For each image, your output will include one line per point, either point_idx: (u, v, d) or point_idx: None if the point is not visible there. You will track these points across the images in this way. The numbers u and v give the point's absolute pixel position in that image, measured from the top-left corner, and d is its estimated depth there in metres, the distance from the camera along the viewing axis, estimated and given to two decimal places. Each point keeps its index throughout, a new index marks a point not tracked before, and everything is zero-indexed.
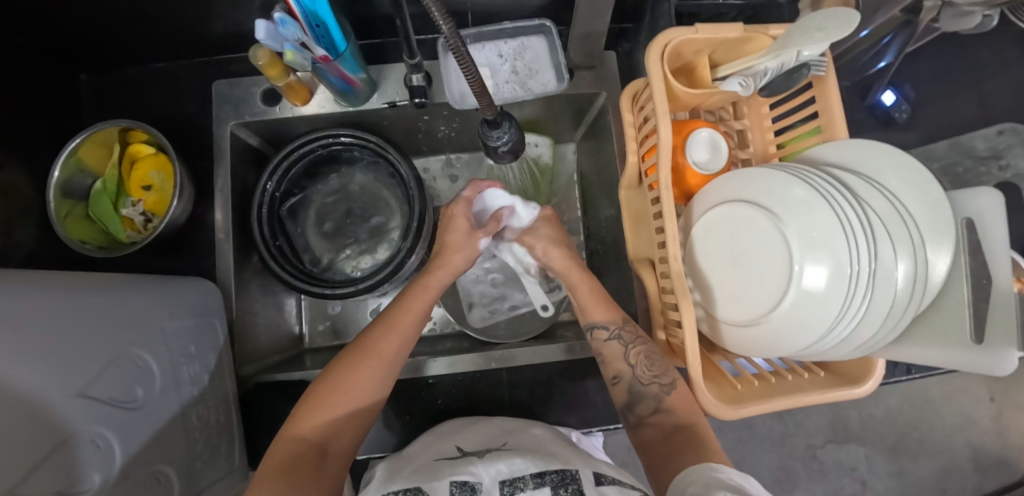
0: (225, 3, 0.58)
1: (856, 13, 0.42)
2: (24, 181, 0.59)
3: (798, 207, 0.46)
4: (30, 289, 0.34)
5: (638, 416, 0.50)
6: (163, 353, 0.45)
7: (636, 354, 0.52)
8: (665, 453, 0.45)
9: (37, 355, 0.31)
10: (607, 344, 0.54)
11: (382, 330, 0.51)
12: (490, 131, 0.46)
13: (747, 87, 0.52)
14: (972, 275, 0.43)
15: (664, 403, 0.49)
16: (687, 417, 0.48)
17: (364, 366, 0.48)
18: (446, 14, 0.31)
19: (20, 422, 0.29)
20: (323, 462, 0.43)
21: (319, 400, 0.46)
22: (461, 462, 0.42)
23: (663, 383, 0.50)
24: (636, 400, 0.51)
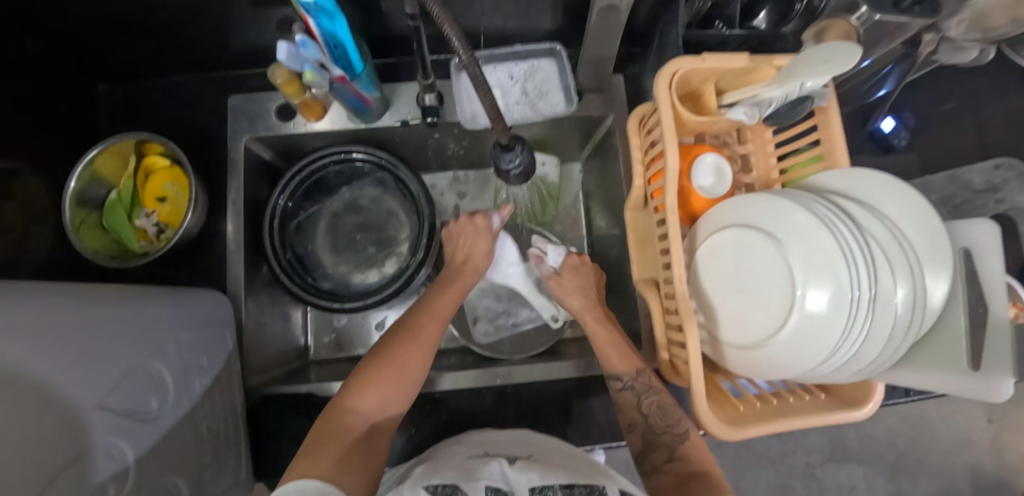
0: (246, 21, 0.59)
1: (857, 48, 0.45)
2: (40, 189, 0.60)
3: (800, 232, 0.48)
4: (53, 302, 0.35)
5: (653, 465, 0.50)
6: (175, 364, 0.46)
7: (650, 404, 0.52)
8: (679, 491, 0.45)
9: (62, 367, 0.32)
10: (622, 394, 0.54)
11: (424, 317, 0.56)
12: (503, 154, 0.47)
13: (752, 116, 0.54)
14: (970, 305, 0.44)
15: (678, 452, 0.49)
16: (702, 465, 0.47)
17: (411, 347, 0.52)
18: (463, 37, 0.34)
19: (47, 433, 0.30)
20: (370, 437, 0.46)
21: (363, 382, 0.49)
22: (492, 465, 0.43)
23: (677, 433, 0.50)
24: (649, 449, 0.51)
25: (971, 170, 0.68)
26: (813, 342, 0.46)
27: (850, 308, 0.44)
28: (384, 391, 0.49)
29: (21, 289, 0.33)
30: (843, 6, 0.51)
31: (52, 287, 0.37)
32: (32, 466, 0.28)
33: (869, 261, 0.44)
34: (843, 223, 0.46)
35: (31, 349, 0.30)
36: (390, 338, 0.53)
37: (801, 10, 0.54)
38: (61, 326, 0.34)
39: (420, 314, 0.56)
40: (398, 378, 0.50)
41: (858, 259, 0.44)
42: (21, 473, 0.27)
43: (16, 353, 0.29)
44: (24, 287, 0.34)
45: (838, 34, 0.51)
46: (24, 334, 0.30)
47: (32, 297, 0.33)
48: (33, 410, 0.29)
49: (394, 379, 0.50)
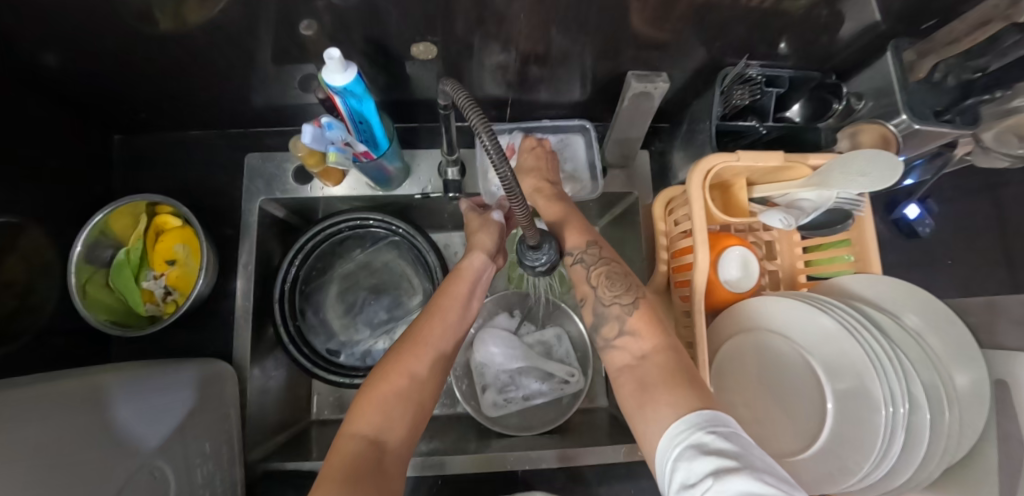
0: (273, 83, 0.59)
1: (899, 162, 0.44)
2: (46, 243, 0.58)
3: (826, 337, 0.47)
4: (48, 424, 0.32)
5: (604, 339, 0.46)
6: (178, 453, 0.44)
7: (597, 275, 0.48)
8: (638, 394, 0.40)
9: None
10: (571, 268, 0.50)
11: (423, 319, 0.49)
12: (529, 251, 0.46)
13: (790, 224, 0.49)
14: (1004, 436, 0.43)
15: (627, 326, 0.44)
16: (654, 338, 0.43)
17: (405, 355, 0.45)
18: (496, 144, 0.33)
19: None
20: (380, 460, 0.38)
21: (371, 397, 0.42)
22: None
23: (625, 303, 0.45)
24: (600, 323, 0.46)
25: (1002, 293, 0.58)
26: (846, 459, 0.44)
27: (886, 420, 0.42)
28: (388, 406, 0.42)
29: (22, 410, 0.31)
30: (879, 111, 0.51)
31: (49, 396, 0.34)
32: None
33: (900, 369, 0.43)
34: (868, 331, 0.45)
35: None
36: (393, 350, 0.47)
37: (838, 110, 0.54)
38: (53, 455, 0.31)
39: (424, 319, 0.49)
40: (403, 393, 0.43)
41: (888, 368, 0.43)
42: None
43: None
44: (22, 401, 0.32)
45: (872, 136, 0.50)
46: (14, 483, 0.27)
47: (29, 422, 0.31)
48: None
49: (399, 393, 0.43)
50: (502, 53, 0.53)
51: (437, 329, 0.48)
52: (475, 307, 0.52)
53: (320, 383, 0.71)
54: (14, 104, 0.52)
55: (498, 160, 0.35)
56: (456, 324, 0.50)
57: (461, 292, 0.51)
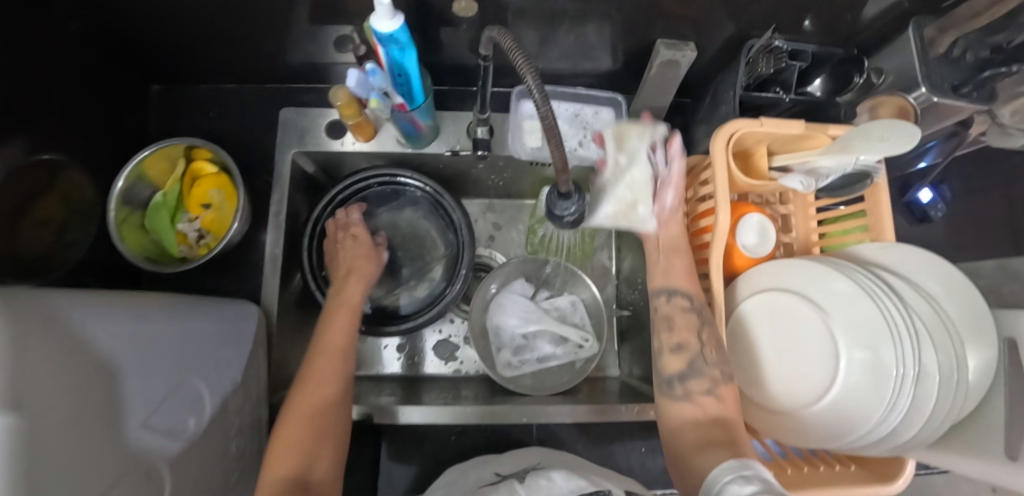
0: (310, 39, 0.60)
1: (916, 131, 0.47)
2: (86, 182, 0.60)
3: (844, 303, 0.48)
4: (77, 336, 0.32)
5: (686, 390, 0.50)
6: (214, 382, 0.46)
7: (706, 333, 0.51)
8: (701, 443, 0.46)
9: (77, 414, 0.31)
10: (681, 312, 0.53)
11: (316, 355, 0.52)
12: (559, 201, 0.48)
13: (807, 186, 0.55)
14: (1011, 391, 0.44)
15: (717, 389, 0.49)
16: (730, 412, 0.48)
17: (307, 393, 0.48)
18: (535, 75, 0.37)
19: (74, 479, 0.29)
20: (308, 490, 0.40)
21: (284, 438, 0.44)
22: (503, 486, 0.50)
23: (723, 372, 0.50)
24: (689, 376, 0.50)
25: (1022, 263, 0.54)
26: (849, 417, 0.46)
27: (895, 386, 0.43)
28: (306, 442, 0.44)
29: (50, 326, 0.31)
30: (901, 84, 0.52)
31: (79, 312, 0.34)
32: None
33: (914, 335, 0.44)
34: (887, 295, 0.46)
35: (70, 386, 0.31)
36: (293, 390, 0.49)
37: (858, 84, 0.55)
38: (81, 369, 0.32)
39: (313, 356, 0.52)
40: (314, 424, 0.45)
41: (903, 334, 0.44)
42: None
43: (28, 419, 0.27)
44: (66, 308, 0.33)
45: (890, 109, 0.52)
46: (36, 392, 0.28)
47: (82, 328, 0.33)
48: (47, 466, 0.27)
49: (309, 426, 0.45)
50: (535, 20, 0.55)
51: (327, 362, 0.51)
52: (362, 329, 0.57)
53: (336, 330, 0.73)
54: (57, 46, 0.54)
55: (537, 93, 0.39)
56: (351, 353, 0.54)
57: (347, 321, 0.56)
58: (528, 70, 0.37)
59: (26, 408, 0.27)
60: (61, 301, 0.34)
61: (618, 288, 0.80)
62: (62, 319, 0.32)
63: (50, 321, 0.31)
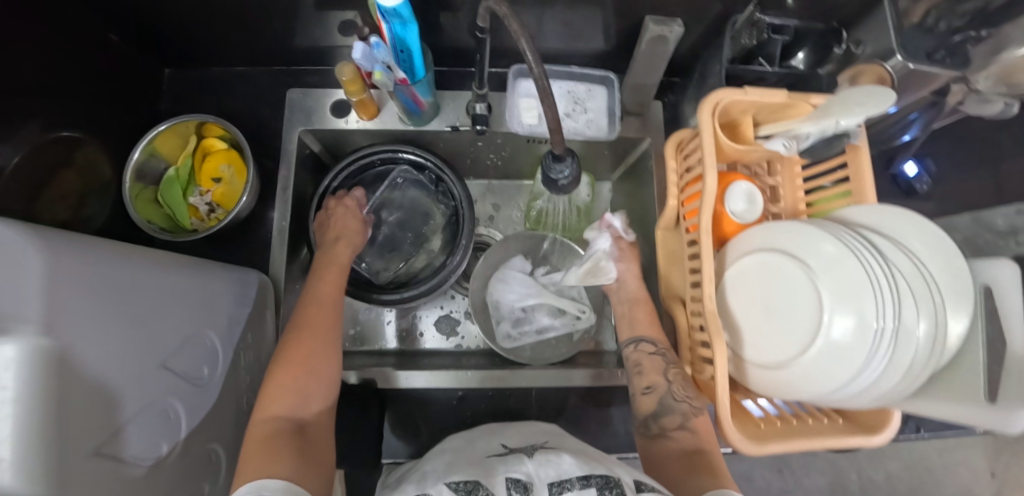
0: (314, 22, 0.63)
1: (891, 93, 0.47)
2: (103, 160, 0.63)
3: (829, 262, 0.49)
4: (117, 276, 0.36)
5: (662, 428, 0.56)
6: (224, 335, 0.48)
7: (673, 372, 0.58)
8: (686, 472, 0.51)
9: (112, 344, 0.34)
10: (650, 357, 0.60)
11: (310, 308, 0.56)
12: (554, 164, 0.51)
13: (790, 148, 0.56)
14: (987, 339, 0.46)
15: (690, 422, 0.55)
16: (704, 440, 0.54)
17: (301, 339, 0.52)
18: (535, 54, 0.43)
19: (101, 403, 0.33)
20: (301, 434, 0.45)
21: (277, 384, 0.48)
22: (512, 461, 0.47)
23: (693, 404, 0.56)
24: (663, 413, 0.56)
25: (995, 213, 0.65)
26: (828, 371, 0.48)
27: (873, 340, 0.45)
28: (300, 387, 0.48)
29: (93, 262, 0.34)
30: (878, 53, 0.54)
31: (121, 255, 0.38)
32: (77, 437, 0.31)
33: (894, 292, 0.46)
34: (870, 255, 0.48)
35: (104, 320, 0.33)
36: (285, 337, 0.53)
37: (838, 54, 0.58)
38: (110, 307, 0.35)
39: (302, 309, 0.56)
40: (304, 371, 0.50)
41: (885, 292, 0.46)
42: (59, 456, 0.29)
43: (65, 343, 0.30)
44: (97, 252, 0.35)
45: (870, 78, 0.55)
46: (76, 321, 0.31)
47: (110, 269, 0.35)
48: (78, 388, 0.31)
49: (299, 372, 0.49)
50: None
51: (322, 315, 0.56)
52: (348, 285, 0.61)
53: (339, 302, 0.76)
54: (73, 30, 0.57)
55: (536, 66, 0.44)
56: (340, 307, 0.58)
57: (336, 278, 0.60)
58: (532, 54, 0.43)
59: (64, 333, 0.30)
60: (96, 244, 0.36)
61: None
62: (92, 260, 0.34)
63: (82, 261, 0.33)
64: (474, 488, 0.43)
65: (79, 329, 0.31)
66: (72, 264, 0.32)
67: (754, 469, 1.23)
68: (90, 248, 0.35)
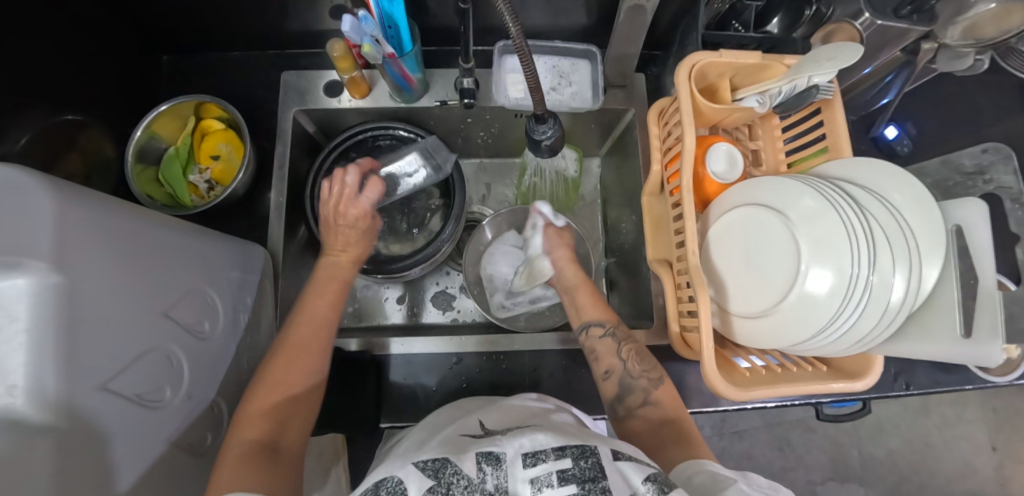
0: (305, 5, 0.66)
1: (860, 47, 0.48)
2: (104, 140, 0.66)
3: (808, 214, 0.51)
4: (125, 225, 0.38)
5: (627, 408, 0.53)
6: (223, 295, 0.50)
7: (626, 350, 0.56)
8: (654, 447, 0.49)
9: (121, 288, 0.36)
10: (601, 340, 0.57)
11: (297, 327, 0.53)
12: (537, 126, 0.53)
13: (762, 104, 0.58)
14: (962, 276, 0.47)
15: (652, 397, 0.53)
16: (672, 411, 0.52)
17: (281, 362, 0.49)
18: (515, 19, 0.42)
19: (110, 341, 0.35)
20: (277, 454, 0.43)
21: (256, 406, 0.46)
22: (486, 438, 0.45)
23: (652, 378, 0.54)
24: (626, 394, 0.54)
25: (961, 154, 0.69)
26: (807, 318, 0.49)
27: (848, 287, 0.47)
28: (276, 409, 0.46)
29: (104, 210, 0.36)
30: (848, 14, 0.55)
31: (131, 209, 0.39)
32: (89, 369, 0.33)
33: (870, 243, 0.47)
34: (849, 206, 0.49)
35: (112, 264, 0.35)
36: (273, 354, 0.50)
37: (809, 16, 0.59)
38: (121, 254, 0.37)
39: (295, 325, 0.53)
40: (289, 396, 0.48)
41: (860, 239, 0.47)
42: (73, 383, 0.31)
43: (80, 280, 0.32)
44: (106, 201, 0.37)
45: (842, 37, 0.56)
46: (90, 260, 0.33)
47: (119, 218, 0.37)
48: (91, 323, 0.33)
49: (283, 396, 0.47)
50: None
51: (308, 333, 0.52)
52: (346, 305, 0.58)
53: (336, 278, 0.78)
54: (75, 15, 0.60)
55: (518, 36, 0.44)
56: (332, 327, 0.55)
57: (330, 296, 0.57)
58: (515, 27, 0.43)
59: (77, 270, 0.32)
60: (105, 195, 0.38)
61: (605, 238, 0.84)
62: (103, 207, 0.36)
63: (96, 208, 0.35)
64: (441, 466, 0.40)
65: (92, 268, 0.33)
66: (85, 206, 0.34)
67: (755, 448, 1.24)
68: (100, 196, 0.37)
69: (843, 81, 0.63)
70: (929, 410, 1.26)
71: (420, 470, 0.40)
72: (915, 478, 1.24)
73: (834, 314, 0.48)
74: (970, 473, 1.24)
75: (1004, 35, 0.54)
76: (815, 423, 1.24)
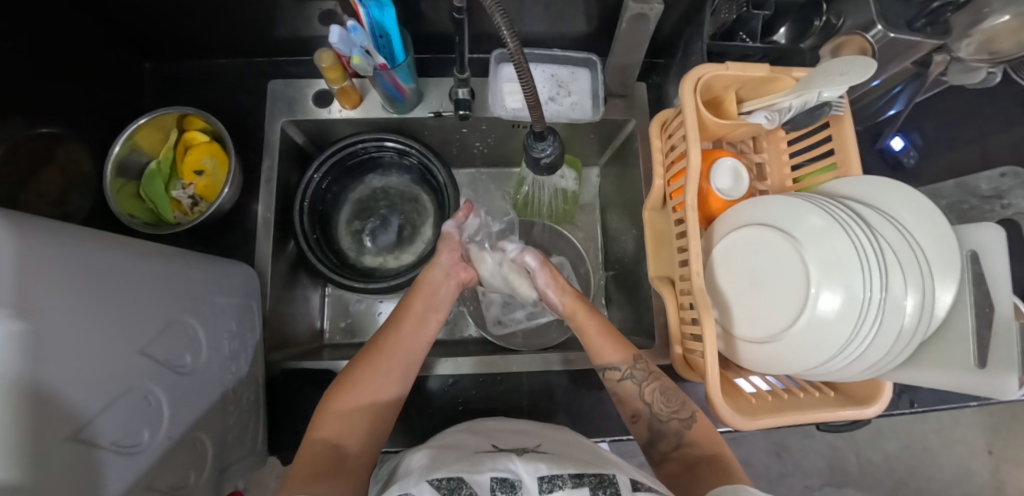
0: (293, 11, 0.63)
1: (874, 63, 0.46)
2: (82, 154, 0.63)
3: (815, 234, 0.49)
4: (98, 260, 0.35)
5: (662, 453, 0.52)
6: (205, 322, 0.48)
7: (651, 391, 0.53)
8: (692, 482, 0.47)
9: (94, 328, 0.34)
10: (621, 384, 0.55)
11: (387, 334, 0.56)
12: (536, 143, 0.51)
13: (772, 121, 0.56)
14: (976, 304, 0.45)
15: (686, 438, 0.51)
16: (711, 448, 0.50)
17: (366, 365, 0.52)
18: (514, 36, 0.40)
19: (82, 388, 0.32)
20: (342, 464, 0.46)
21: (334, 406, 0.49)
22: (500, 457, 0.43)
23: (682, 417, 0.52)
24: (658, 438, 0.52)
25: (978, 177, 0.68)
26: (819, 344, 0.47)
27: (860, 311, 0.45)
28: (347, 416, 0.49)
29: (69, 246, 0.33)
30: (859, 25, 0.53)
31: (101, 242, 0.37)
32: (61, 423, 0.30)
33: (880, 261, 0.46)
34: (857, 224, 0.47)
35: (84, 304, 0.33)
36: (360, 358, 0.54)
37: (818, 27, 0.57)
38: (94, 292, 0.34)
39: (388, 335, 0.56)
40: (365, 406, 0.50)
41: (870, 261, 0.46)
42: (41, 441, 0.28)
43: (51, 325, 0.30)
44: (74, 234, 0.34)
45: (852, 50, 0.54)
46: (57, 303, 0.30)
47: (91, 254, 0.35)
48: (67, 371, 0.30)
49: (357, 405, 0.49)
50: None
51: (393, 341, 0.55)
52: (436, 319, 0.60)
53: (328, 292, 0.76)
54: (49, 24, 0.57)
55: (514, 48, 0.41)
56: (422, 339, 0.57)
57: (419, 305, 0.60)
58: (512, 40, 0.40)
59: (46, 316, 0.29)
60: (74, 230, 0.35)
61: (604, 249, 0.82)
62: (70, 242, 0.33)
63: (64, 244, 0.32)
64: (458, 485, 0.38)
65: (61, 310, 0.31)
66: (51, 244, 0.31)
67: (754, 455, 1.23)
68: (65, 232, 0.34)
69: (852, 93, 0.61)
70: (927, 416, 1.26)
71: (435, 488, 0.39)
72: (912, 482, 1.24)
73: (847, 338, 0.46)
74: (966, 477, 1.24)
75: (1022, 50, 0.52)
76: (814, 429, 1.23)
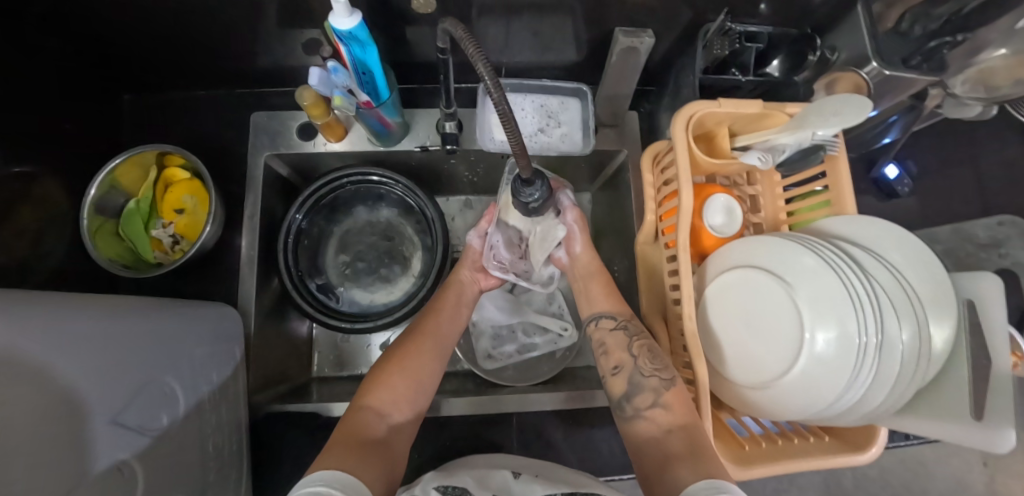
0: (274, 44, 0.61)
1: (870, 101, 0.45)
2: (58, 193, 0.61)
3: (808, 274, 0.48)
4: (62, 335, 0.33)
5: (634, 408, 0.50)
6: (182, 376, 0.46)
7: (638, 345, 0.54)
8: (661, 460, 0.43)
9: (62, 406, 0.32)
10: (612, 332, 0.58)
11: (430, 317, 0.60)
12: (523, 188, 0.49)
13: (766, 163, 0.53)
14: (972, 355, 0.45)
15: (662, 399, 0.48)
16: (684, 416, 0.47)
17: (412, 345, 0.55)
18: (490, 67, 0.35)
19: (57, 476, 0.30)
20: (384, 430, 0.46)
21: (382, 378, 0.51)
22: None
23: (664, 378, 0.49)
24: (634, 392, 0.51)
25: (975, 223, 0.71)
26: (819, 388, 0.46)
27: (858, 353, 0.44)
28: (392, 382, 0.51)
29: (31, 326, 0.31)
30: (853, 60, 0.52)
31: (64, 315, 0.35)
32: None
33: (875, 306, 0.45)
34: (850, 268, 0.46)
35: (49, 386, 0.31)
36: (398, 343, 0.56)
37: (813, 61, 0.56)
38: (60, 368, 0.32)
39: (427, 320, 0.59)
40: (412, 383, 0.52)
41: (864, 303, 0.44)
42: None
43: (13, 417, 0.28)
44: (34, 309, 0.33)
45: (847, 85, 0.53)
46: (18, 390, 0.28)
47: (52, 329, 0.33)
48: (38, 468, 0.28)
49: (403, 374, 0.52)
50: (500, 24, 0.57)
51: (432, 324, 0.59)
52: (464, 314, 0.63)
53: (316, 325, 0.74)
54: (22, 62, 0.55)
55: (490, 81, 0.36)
56: (456, 326, 0.61)
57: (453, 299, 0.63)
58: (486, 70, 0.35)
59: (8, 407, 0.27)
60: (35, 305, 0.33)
61: None
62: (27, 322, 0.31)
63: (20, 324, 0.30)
64: None
65: (22, 398, 0.29)
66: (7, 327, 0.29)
67: None
68: (26, 310, 0.32)
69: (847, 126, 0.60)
70: None
71: None
72: None
73: (845, 385, 0.45)
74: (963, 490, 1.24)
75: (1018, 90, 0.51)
76: None
